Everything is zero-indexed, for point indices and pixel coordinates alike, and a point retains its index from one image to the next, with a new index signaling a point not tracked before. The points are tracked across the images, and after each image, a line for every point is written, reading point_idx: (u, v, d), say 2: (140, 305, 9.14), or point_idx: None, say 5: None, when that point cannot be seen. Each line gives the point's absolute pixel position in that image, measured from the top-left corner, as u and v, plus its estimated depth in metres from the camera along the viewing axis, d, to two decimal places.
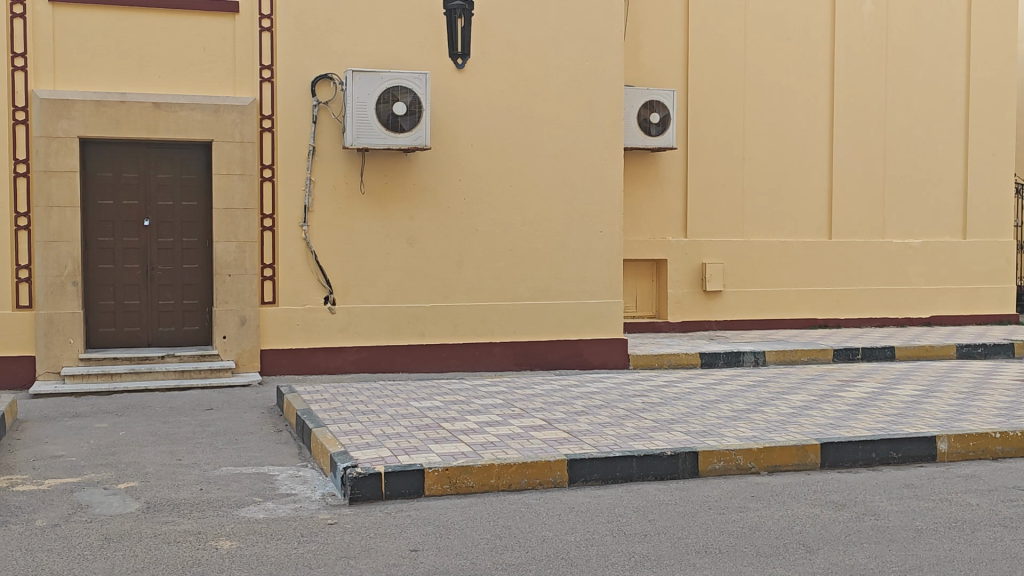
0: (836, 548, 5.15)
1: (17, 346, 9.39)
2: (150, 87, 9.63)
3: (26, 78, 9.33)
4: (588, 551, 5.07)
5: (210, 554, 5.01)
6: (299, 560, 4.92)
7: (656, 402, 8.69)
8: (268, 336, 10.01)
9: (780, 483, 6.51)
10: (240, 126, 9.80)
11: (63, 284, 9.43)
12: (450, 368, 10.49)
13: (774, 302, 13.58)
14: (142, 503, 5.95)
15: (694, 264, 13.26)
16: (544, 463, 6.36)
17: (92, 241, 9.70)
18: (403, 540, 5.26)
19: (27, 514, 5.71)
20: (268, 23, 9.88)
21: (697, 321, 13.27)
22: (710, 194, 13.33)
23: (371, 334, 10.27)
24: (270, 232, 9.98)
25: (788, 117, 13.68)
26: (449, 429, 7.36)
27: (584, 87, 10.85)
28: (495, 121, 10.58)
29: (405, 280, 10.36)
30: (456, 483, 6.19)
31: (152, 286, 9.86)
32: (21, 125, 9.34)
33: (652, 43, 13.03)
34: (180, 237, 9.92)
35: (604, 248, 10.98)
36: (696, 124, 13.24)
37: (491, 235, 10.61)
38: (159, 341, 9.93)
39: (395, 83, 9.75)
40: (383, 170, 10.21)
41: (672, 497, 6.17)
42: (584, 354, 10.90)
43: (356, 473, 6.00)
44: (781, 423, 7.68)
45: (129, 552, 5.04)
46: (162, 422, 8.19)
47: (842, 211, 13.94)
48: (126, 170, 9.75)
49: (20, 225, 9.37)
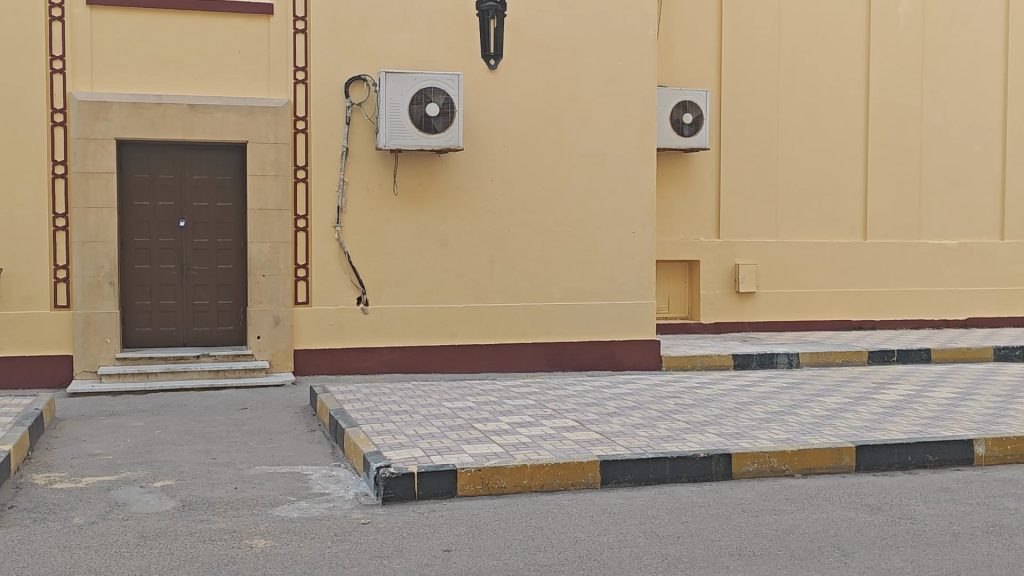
0: (871, 552, 5.11)
1: (54, 345, 9.48)
2: (185, 88, 9.71)
3: (64, 81, 9.45)
4: (621, 552, 5.06)
5: (244, 553, 5.04)
6: (333, 559, 4.94)
7: (690, 404, 8.66)
8: (301, 336, 10.06)
9: (814, 486, 6.46)
10: (274, 127, 9.87)
11: (101, 284, 9.53)
12: (482, 368, 10.49)
13: (807, 303, 13.50)
14: (177, 501, 6.01)
15: (726, 265, 13.20)
16: (577, 464, 6.36)
17: (128, 241, 9.81)
18: (436, 540, 5.28)
19: (65, 511, 5.78)
20: (302, 25, 9.93)
21: (730, 322, 13.21)
22: (743, 194, 13.26)
23: (404, 334, 10.30)
24: (304, 232, 10.04)
25: (822, 117, 13.58)
26: (481, 429, 7.37)
27: (617, 88, 10.82)
28: (527, 121, 10.58)
29: (438, 281, 10.38)
30: (489, 483, 6.19)
31: (187, 287, 9.95)
32: (59, 127, 9.45)
33: (684, 43, 12.99)
34: (215, 237, 10.00)
35: (637, 249, 10.95)
36: (729, 124, 13.18)
37: (523, 236, 10.61)
38: (194, 341, 10.01)
39: (428, 84, 9.78)
40: (416, 171, 10.24)
41: (706, 498, 6.15)
42: (616, 355, 10.87)
43: (389, 473, 6.02)
44: (816, 425, 7.62)
45: (165, 550, 5.08)
46: (198, 421, 8.25)
47: (877, 211, 13.82)
48: (162, 171, 9.85)
49: (58, 225, 9.48)
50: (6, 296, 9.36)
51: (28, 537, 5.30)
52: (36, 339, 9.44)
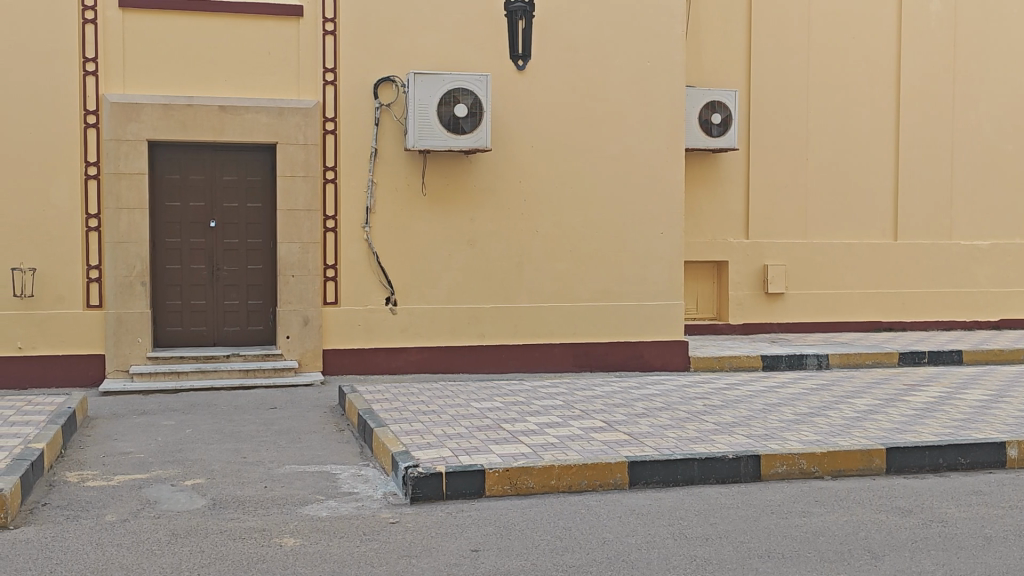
0: (902, 555, 5.07)
1: (87, 344, 9.58)
2: (216, 90, 9.79)
3: (97, 83, 9.54)
4: (650, 553, 5.05)
5: (274, 551, 5.08)
6: (362, 559, 4.96)
7: (718, 405, 8.63)
8: (330, 336, 10.11)
9: (844, 488, 6.43)
10: (304, 128, 9.92)
11: (132, 284, 9.62)
12: (510, 368, 10.50)
13: (836, 304, 13.41)
14: (208, 499, 6.06)
15: (755, 265, 13.14)
16: (605, 465, 6.35)
17: (159, 241, 9.89)
18: (464, 539, 5.29)
19: (97, 509, 5.84)
20: (331, 27, 9.98)
21: (759, 323, 13.14)
22: (772, 194, 13.18)
23: (432, 334, 10.32)
24: (333, 233, 10.09)
25: (852, 116, 13.49)
26: (508, 430, 7.37)
27: (646, 88, 10.80)
28: (555, 121, 10.58)
29: (465, 281, 10.40)
30: (516, 483, 6.20)
31: (217, 287, 10.03)
32: (92, 129, 9.54)
33: (713, 43, 12.94)
34: (245, 238, 10.07)
35: (665, 249, 10.92)
36: (758, 124, 13.11)
37: (551, 236, 10.62)
38: (224, 340, 10.09)
39: (456, 85, 9.80)
40: (444, 171, 10.27)
41: (734, 500, 6.12)
42: (644, 356, 10.85)
43: (417, 473, 6.05)
44: (846, 427, 7.58)
45: (195, 548, 5.12)
46: (227, 421, 8.31)
47: (908, 211, 13.70)
48: (192, 172, 9.92)
49: (90, 225, 9.57)
50: (39, 296, 9.46)
51: (60, 534, 5.36)
52: (68, 338, 9.53)
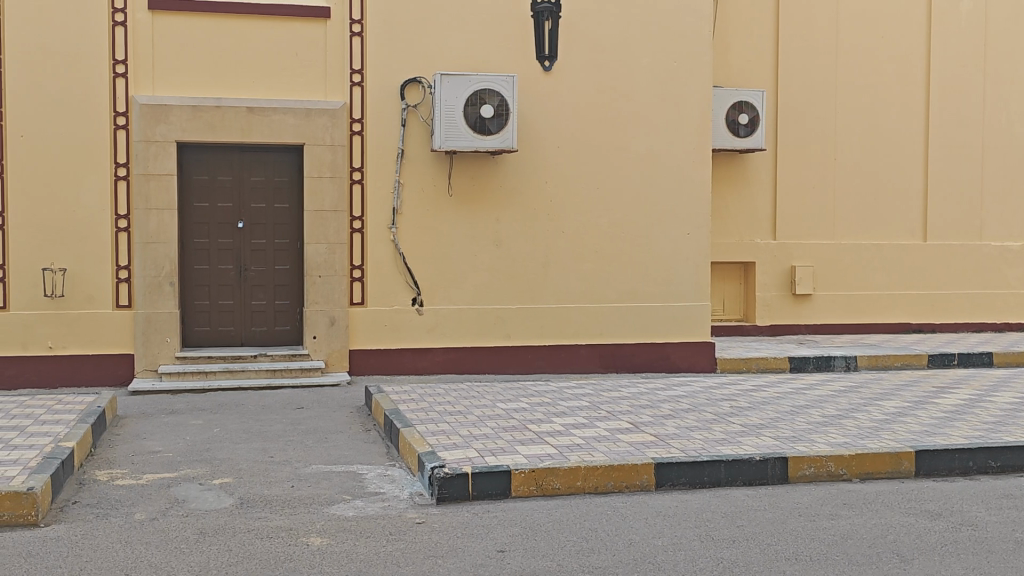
0: (931, 558, 5.03)
1: (116, 344, 9.66)
2: (245, 92, 9.85)
3: (126, 85, 9.62)
4: (676, 555, 5.04)
5: (301, 550, 5.10)
6: (388, 559, 4.97)
7: (745, 406, 8.59)
8: (357, 336, 10.14)
9: (873, 491, 6.38)
10: (331, 129, 9.96)
11: (161, 284, 9.68)
12: (536, 369, 10.50)
13: (865, 306, 13.32)
14: (235, 498, 6.09)
15: (783, 266, 13.07)
16: (632, 466, 6.33)
17: (188, 242, 9.96)
18: (490, 540, 5.29)
19: (126, 507, 5.89)
20: (358, 28, 10.01)
21: (787, 324, 13.08)
22: (800, 195, 13.11)
23: (458, 335, 10.33)
24: (359, 233, 10.12)
25: (881, 118, 13.40)
26: (534, 431, 7.36)
27: (672, 89, 10.77)
28: (581, 121, 10.56)
29: (492, 281, 10.41)
30: (543, 484, 6.20)
31: (245, 287, 10.08)
32: (121, 130, 9.62)
33: (740, 43, 12.89)
34: (272, 238, 10.12)
35: (691, 250, 10.88)
36: (786, 124, 13.04)
37: (578, 237, 10.61)
38: (251, 340, 10.14)
39: (483, 86, 9.81)
40: (470, 172, 10.28)
41: (762, 502, 6.09)
42: (671, 357, 10.82)
43: (443, 473, 6.06)
44: (874, 430, 7.52)
45: (223, 547, 5.14)
46: (255, 420, 8.35)
47: (938, 212, 13.59)
48: (220, 173, 9.98)
49: (120, 226, 9.65)
50: (69, 296, 9.55)
51: (90, 532, 5.41)
52: (98, 338, 9.61)
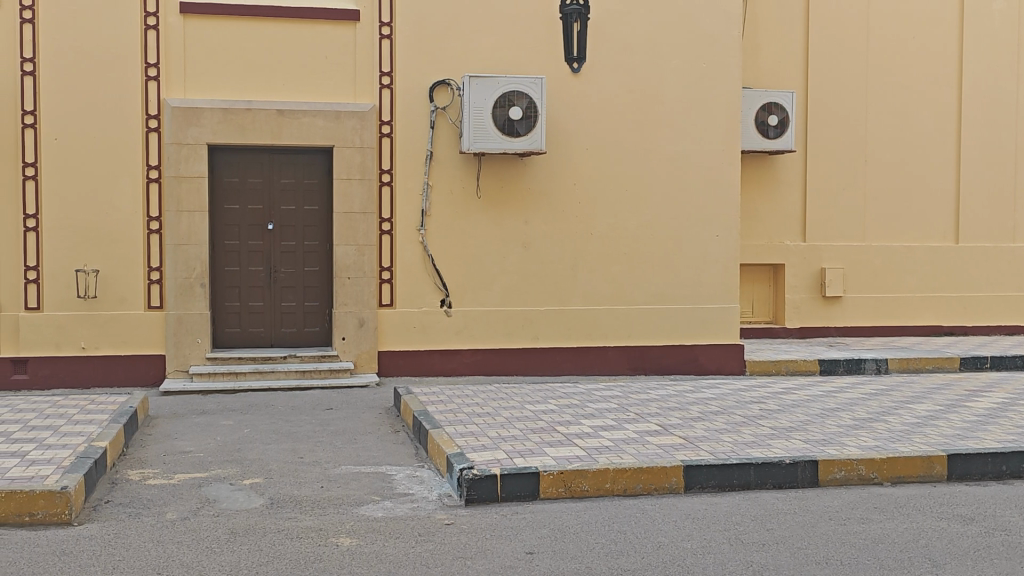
0: (964, 563, 4.98)
1: (148, 345, 9.74)
2: (276, 94, 9.92)
3: (159, 88, 9.70)
4: (705, 558, 5.02)
5: (331, 551, 5.12)
6: (417, 559, 4.99)
7: (774, 409, 8.55)
8: (386, 337, 10.18)
9: (904, 495, 6.33)
10: (360, 132, 10.01)
11: (192, 286, 9.76)
12: (564, 371, 10.50)
13: (896, 308, 13.22)
14: (266, 498, 6.13)
15: (813, 268, 13.00)
16: (660, 468, 6.33)
17: (218, 244, 10.03)
18: (518, 542, 5.30)
19: (158, 506, 5.95)
20: (388, 31, 10.05)
21: (816, 327, 13.01)
22: (830, 197, 13.03)
23: (487, 337, 10.35)
24: (388, 235, 10.16)
25: (913, 118, 13.29)
26: (563, 433, 7.37)
27: (702, 91, 10.74)
28: (610, 123, 10.55)
29: (520, 283, 10.42)
30: (571, 486, 6.19)
31: (275, 289, 10.15)
32: (154, 133, 9.70)
33: (770, 44, 12.83)
34: (302, 240, 10.18)
35: (720, 252, 10.84)
36: (816, 125, 12.97)
37: (607, 239, 10.60)
38: (281, 341, 10.20)
39: (512, 88, 9.81)
40: (499, 174, 10.29)
41: (791, 506, 6.06)
42: (700, 359, 10.79)
43: (472, 475, 6.07)
44: (906, 433, 7.46)
45: (253, 547, 5.18)
46: (285, 421, 8.41)
47: (970, 214, 13.47)
48: (251, 175, 10.04)
49: (151, 228, 9.73)
50: (102, 298, 9.65)
51: (122, 531, 5.46)
52: (130, 339, 9.70)
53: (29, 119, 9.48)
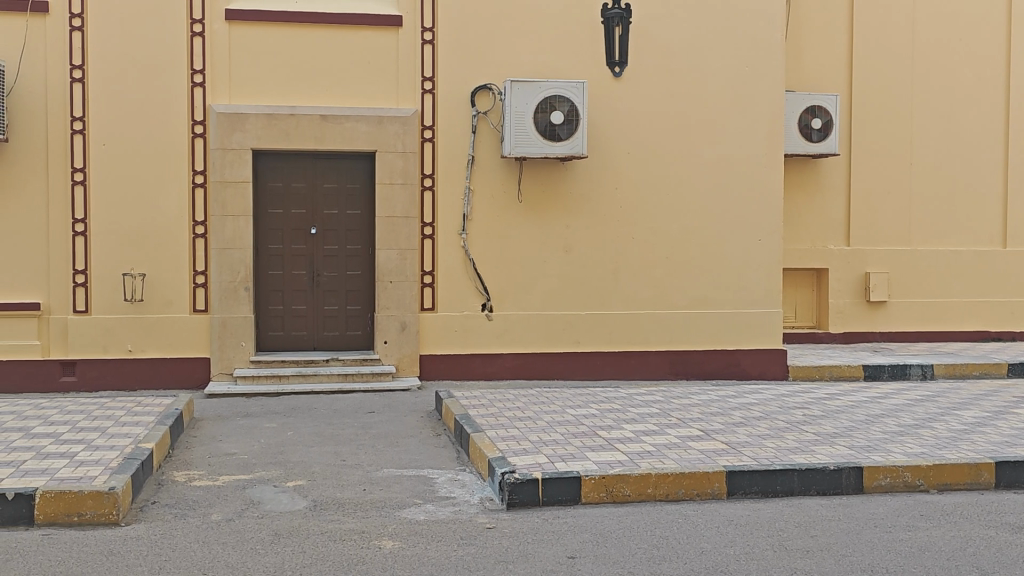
0: (1012, 572, 4.91)
1: (192, 348, 9.85)
2: (319, 100, 10.00)
3: (204, 94, 9.81)
4: (749, 565, 4.99)
5: (374, 553, 5.16)
6: (459, 563, 5.00)
7: (818, 415, 8.47)
8: (427, 341, 10.22)
9: (952, 503, 6.25)
10: (402, 137, 10.07)
11: (236, 289, 9.86)
12: (605, 376, 10.48)
13: (942, 314, 13.05)
14: (309, 501, 6.18)
15: (857, 273, 12.88)
16: (703, 474, 6.30)
17: (262, 248, 10.13)
18: (560, 546, 5.30)
19: (204, 508, 6.02)
20: (430, 36, 10.11)
21: (860, 332, 12.89)
22: (874, 201, 12.91)
23: (528, 341, 10.35)
24: (430, 239, 10.21)
25: (959, 121, 13.12)
26: (604, 438, 7.35)
27: (744, 94, 10.68)
28: (652, 127, 10.53)
29: (561, 288, 10.42)
30: (613, 490, 6.18)
31: (318, 292, 10.23)
32: (200, 138, 9.82)
33: (814, 47, 12.74)
34: (345, 244, 10.25)
35: (763, 257, 10.77)
36: (860, 129, 12.86)
37: (648, 243, 10.57)
38: (324, 345, 10.28)
39: (553, 92, 9.82)
40: (540, 179, 10.30)
41: (836, 512, 6.00)
42: (742, 364, 10.72)
43: (514, 479, 6.07)
44: (952, 440, 7.37)
45: (297, 549, 5.23)
46: (328, 424, 8.47)
47: (1018, 217, 13.27)
48: (294, 180, 10.13)
49: (197, 232, 9.85)
50: (149, 301, 9.77)
51: (168, 532, 5.53)
52: (176, 342, 9.82)
53: (78, 125, 9.63)
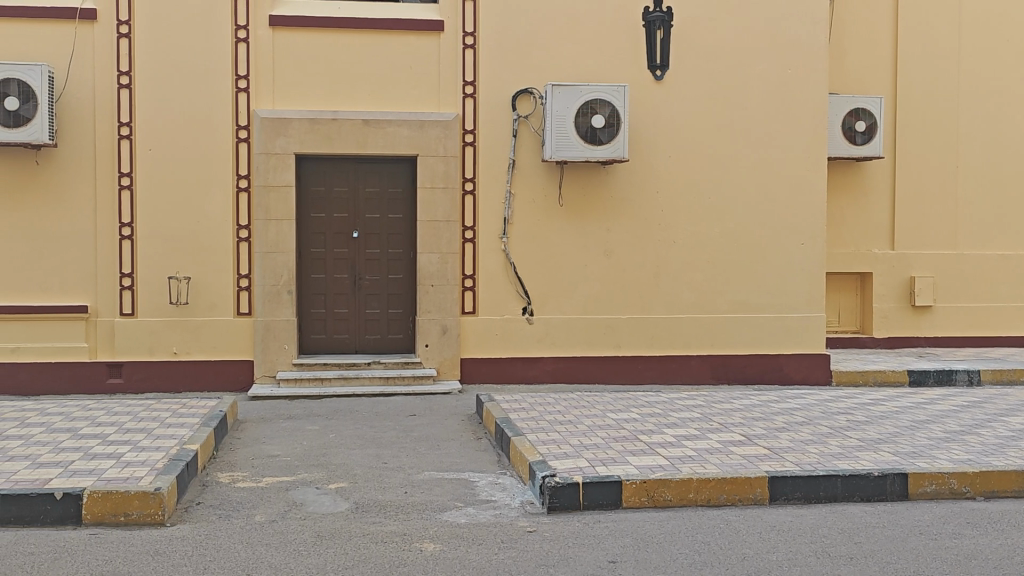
0: None
1: (236, 351, 9.95)
2: (361, 105, 10.06)
3: (248, 99, 9.91)
4: (791, 571, 4.95)
5: (415, 555, 5.19)
6: (500, 566, 5.01)
7: (862, 420, 8.39)
8: (468, 344, 10.25)
9: (999, 510, 6.17)
10: (444, 141, 10.10)
11: (279, 293, 9.95)
12: (647, 380, 10.44)
13: (988, 319, 12.88)
14: (351, 503, 6.22)
15: (901, 277, 12.74)
16: (745, 479, 6.26)
17: (305, 252, 10.21)
18: (601, 550, 5.29)
19: (248, 509, 6.08)
20: (471, 40, 10.14)
21: (905, 337, 12.74)
22: (918, 204, 12.76)
23: (568, 345, 10.35)
24: (471, 243, 10.24)
25: (1007, 123, 12.94)
26: (645, 442, 7.34)
27: (787, 97, 10.60)
28: (693, 131, 10.48)
29: (601, 291, 10.41)
30: (654, 496, 6.16)
31: (360, 295, 10.30)
32: (244, 143, 9.92)
33: (857, 49, 12.62)
34: (386, 247, 10.32)
35: (805, 261, 10.69)
36: (905, 131, 12.72)
37: (689, 247, 10.52)
38: (365, 348, 10.34)
39: (594, 96, 9.82)
40: (581, 182, 10.30)
41: (881, 519, 5.94)
42: (785, 368, 10.64)
43: (555, 483, 6.07)
44: (999, 446, 7.27)
45: (339, 550, 5.27)
46: (369, 426, 8.52)
47: None
48: (337, 184, 10.22)
49: (241, 236, 9.95)
50: (194, 304, 9.89)
51: (213, 532, 5.60)
52: (220, 344, 9.92)
53: (124, 130, 9.76)
